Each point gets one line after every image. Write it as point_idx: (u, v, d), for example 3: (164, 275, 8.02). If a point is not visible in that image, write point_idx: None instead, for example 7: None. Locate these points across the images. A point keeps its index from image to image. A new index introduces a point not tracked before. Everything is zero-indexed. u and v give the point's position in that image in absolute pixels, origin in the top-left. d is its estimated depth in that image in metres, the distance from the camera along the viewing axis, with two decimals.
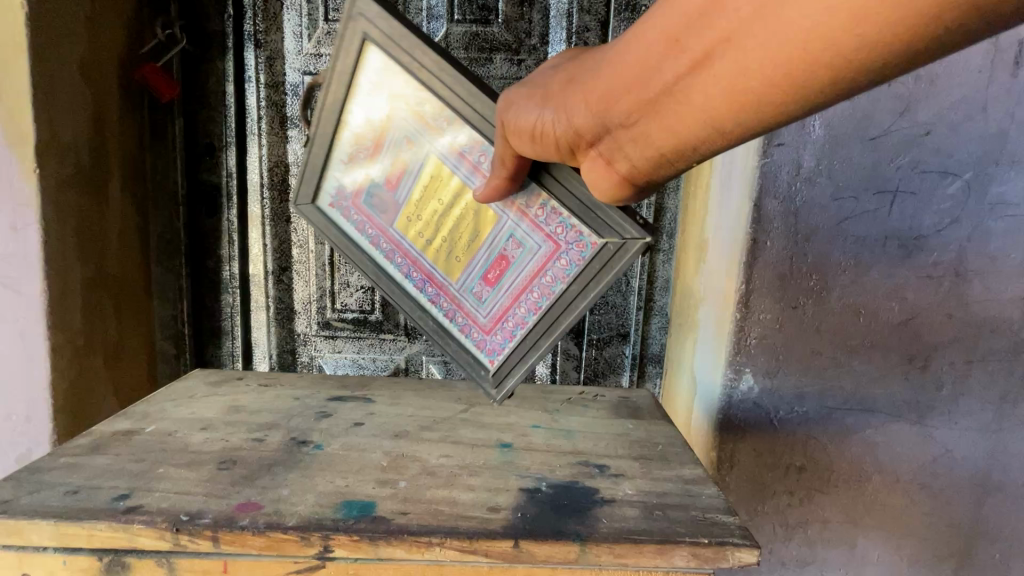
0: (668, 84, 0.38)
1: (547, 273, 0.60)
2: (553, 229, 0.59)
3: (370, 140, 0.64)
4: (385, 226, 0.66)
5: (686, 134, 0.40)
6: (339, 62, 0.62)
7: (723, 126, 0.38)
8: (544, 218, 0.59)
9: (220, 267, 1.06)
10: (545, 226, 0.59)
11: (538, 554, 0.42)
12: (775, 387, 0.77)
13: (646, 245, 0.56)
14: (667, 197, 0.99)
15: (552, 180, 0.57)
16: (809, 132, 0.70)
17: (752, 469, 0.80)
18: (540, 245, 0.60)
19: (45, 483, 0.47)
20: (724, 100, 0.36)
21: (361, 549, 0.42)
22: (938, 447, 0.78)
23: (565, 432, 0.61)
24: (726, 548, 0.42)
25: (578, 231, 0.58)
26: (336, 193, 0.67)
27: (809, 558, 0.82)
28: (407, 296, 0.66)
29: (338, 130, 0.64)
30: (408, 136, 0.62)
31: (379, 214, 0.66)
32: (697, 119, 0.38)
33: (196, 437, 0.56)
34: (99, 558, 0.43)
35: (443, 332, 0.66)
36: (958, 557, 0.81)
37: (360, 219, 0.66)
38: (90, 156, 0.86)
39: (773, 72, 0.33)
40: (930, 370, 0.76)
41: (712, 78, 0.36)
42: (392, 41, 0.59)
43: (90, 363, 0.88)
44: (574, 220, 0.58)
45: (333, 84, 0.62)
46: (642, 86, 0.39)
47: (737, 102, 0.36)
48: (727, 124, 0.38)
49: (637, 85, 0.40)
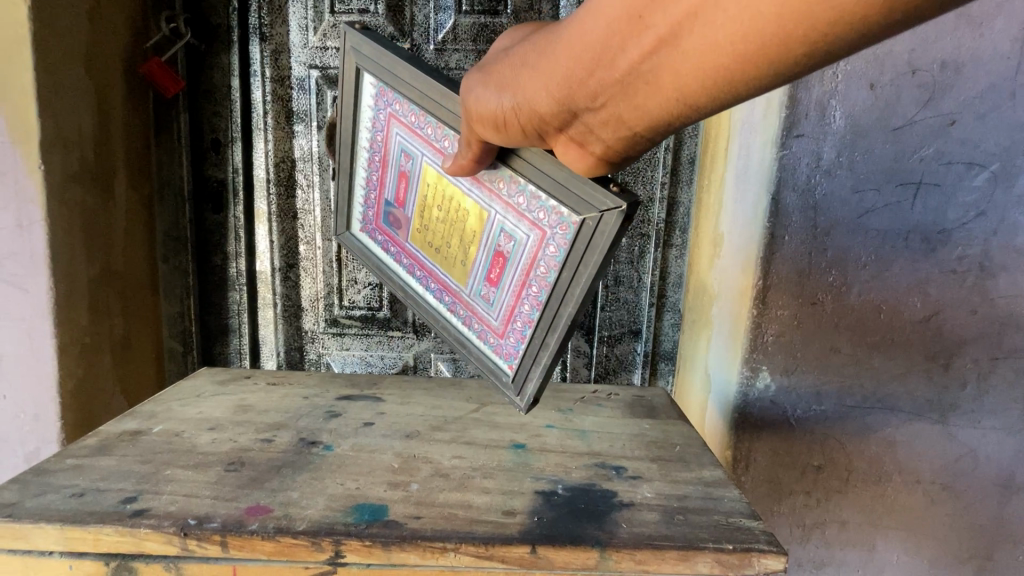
0: (631, 48, 0.34)
1: (540, 260, 0.54)
2: (517, 203, 0.53)
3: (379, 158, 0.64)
4: (403, 242, 0.65)
5: (654, 116, 0.37)
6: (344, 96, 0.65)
7: (695, 103, 0.35)
8: (524, 205, 0.53)
9: (227, 264, 1.04)
10: (528, 213, 0.53)
11: (556, 560, 0.41)
12: (792, 385, 0.75)
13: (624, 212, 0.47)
14: (680, 191, 0.97)
15: (518, 159, 0.51)
16: (829, 123, 0.68)
17: (768, 468, 0.78)
18: (528, 235, 0.54)
19: (50, 486, 0.46)
20: (693, 79, 0.33)
21: (374, 555, 0.41)
22: (962, 447, 0.75)
23: (580, 432, 0.59)
24: (751, 554, 0.41)
25: (558, 212, 0.51)
26: (363, 218, 0.69)
27: (827, 560, 0.80)
28: (430, 308, 0.65)
29: (354, 155, 0.66)
30: (405, 149, 0.61)
31: (396, 231, 0.65)
32: (667, 98, 0.35)
33: (204, 438, 0.55)
34: (105, 563, 0.42)
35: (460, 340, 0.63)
36: (981, 560, 0.79)
37: (384, 239, 0.67)
38: (95, 152, 0.85)
39: (745, 51, 0.30)
40: (953, 369, 0.73)
41: (681, 50, 0.32)
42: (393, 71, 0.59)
43: (97, 362, 0.87)
44: (551, 200, 0.51)
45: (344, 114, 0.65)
46: (601, 67, 0.36)
47: (707, 79, 0.33)
48: (695, 102, 0.35)
49: (599, 45, 0.35)
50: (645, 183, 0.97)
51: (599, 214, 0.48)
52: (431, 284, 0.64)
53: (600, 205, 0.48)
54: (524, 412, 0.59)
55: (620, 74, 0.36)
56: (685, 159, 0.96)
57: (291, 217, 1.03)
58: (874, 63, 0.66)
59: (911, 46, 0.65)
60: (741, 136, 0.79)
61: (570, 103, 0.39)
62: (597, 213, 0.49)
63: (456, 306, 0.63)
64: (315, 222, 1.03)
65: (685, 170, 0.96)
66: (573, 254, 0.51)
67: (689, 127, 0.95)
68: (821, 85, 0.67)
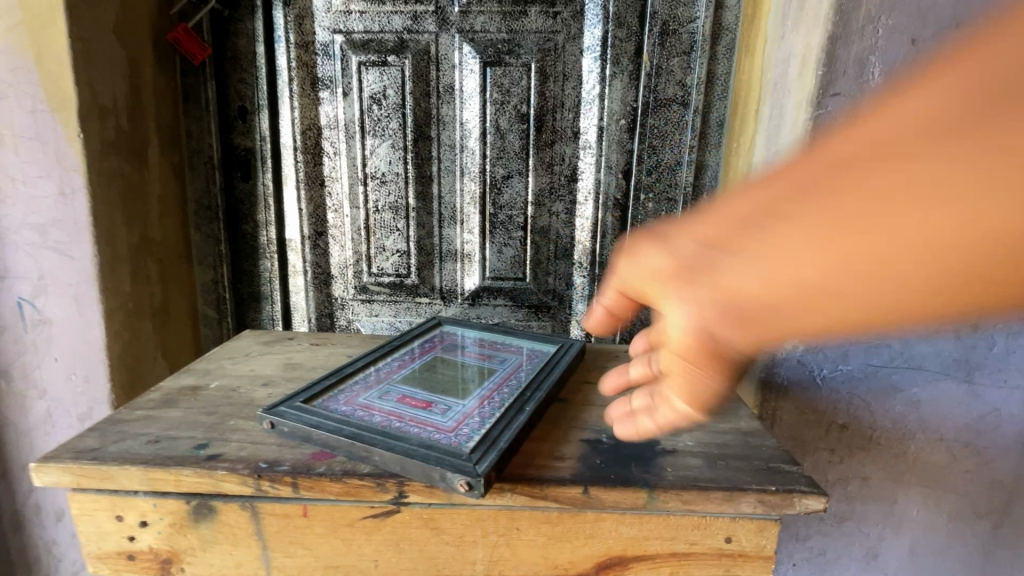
0: (750, 206, 0.29)
1: (420, 426, 0.47)
2: (482, 406, 0.51)
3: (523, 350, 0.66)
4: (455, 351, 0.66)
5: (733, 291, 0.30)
6: None
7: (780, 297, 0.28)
8: (481, 408, 0.51)
9: (258, 232, 1.06)
10: (471, 412, 0.50)
11: (606, 500, 0.43)
12: (820, 345, 0.77)
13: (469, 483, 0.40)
14: (709, 154, 0.96)
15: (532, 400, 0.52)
16: (868, 80, 0.67)
17: (794, 426, 0.80)
18: (446, 420, 0.48)
19: (126, 433, 0.49)
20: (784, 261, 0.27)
21: (435, 495, 0.43)
22: (987, 405, 0.77)
23: (617, 387, 0.62)
24: (793, 495, 0.43)
25: (471, 434, 0.46)
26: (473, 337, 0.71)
27: (848, 514, 0.83)
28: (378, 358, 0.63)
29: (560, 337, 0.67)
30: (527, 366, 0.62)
31: (463, 347, 0.67)
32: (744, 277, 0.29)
33: (260, 394, 0.58)
34: (186, 501, 0.45)
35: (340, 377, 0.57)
36: (1000, 514, 0.81)
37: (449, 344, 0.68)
38: (129, 121, 0.87)
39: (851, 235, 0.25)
40: (982, 328, 0.74)
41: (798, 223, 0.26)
42: None
43: (141, 326, 0.91)
44: (483, 427, 0.47)
45: None
46: (731, 215, 0.30)
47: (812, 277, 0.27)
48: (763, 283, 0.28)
49: (744, 203, 0.30)
50: (672, 147, 0.96)
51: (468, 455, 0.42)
52: (400, 360, 0.63)
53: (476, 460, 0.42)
54: (263, 411, 0.49)
55: (740, 214, 0.30)
56: (714, 121, 0.95)
57: (319, 185, 1.04)
58: (917, 18, 0.64)
59: None
60: (773, 97, 0.78)
61: (691, 243, 0.33)
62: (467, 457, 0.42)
63: (380, 373, 0.59)
64: (342, 190, 1.04)
65: (714, 133, 0.95)
66: (420, 445, 0.44)
67: (719, 89, 0.94)
68: (861, 41, 0.66)
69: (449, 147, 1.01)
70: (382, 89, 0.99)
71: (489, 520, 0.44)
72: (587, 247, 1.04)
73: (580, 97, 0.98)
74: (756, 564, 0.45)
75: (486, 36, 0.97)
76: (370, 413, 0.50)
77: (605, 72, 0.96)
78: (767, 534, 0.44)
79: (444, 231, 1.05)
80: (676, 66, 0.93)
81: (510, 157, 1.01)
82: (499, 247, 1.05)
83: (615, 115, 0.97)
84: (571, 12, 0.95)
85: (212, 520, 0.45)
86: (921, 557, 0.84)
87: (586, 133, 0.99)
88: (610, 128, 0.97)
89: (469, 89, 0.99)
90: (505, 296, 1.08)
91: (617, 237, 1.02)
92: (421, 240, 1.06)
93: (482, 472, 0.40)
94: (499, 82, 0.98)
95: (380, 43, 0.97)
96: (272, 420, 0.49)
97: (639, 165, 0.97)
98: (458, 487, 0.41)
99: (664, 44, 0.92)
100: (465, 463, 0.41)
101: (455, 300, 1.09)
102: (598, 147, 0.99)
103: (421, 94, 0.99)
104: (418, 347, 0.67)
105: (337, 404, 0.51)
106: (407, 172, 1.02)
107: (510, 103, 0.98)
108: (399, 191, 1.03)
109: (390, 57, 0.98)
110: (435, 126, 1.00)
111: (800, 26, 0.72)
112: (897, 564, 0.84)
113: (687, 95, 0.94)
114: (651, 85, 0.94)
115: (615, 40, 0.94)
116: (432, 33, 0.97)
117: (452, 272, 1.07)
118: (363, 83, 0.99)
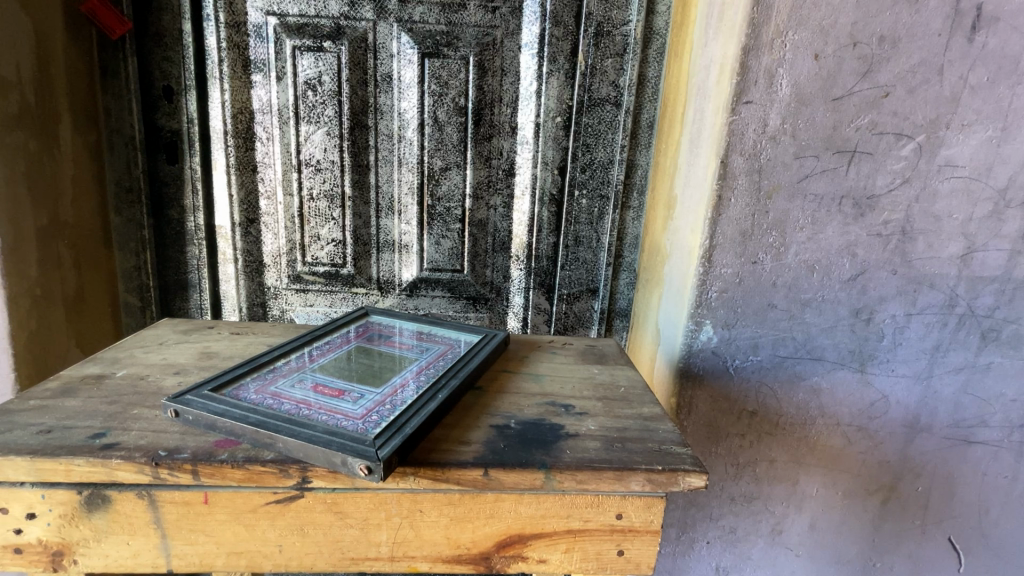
0: None
1: (330, 413, 0.48)
2: (394, 392, 0.52)
3: (448, 341, 0.67)
4: (378, 342, 0.67)
5: None
6: (562, 372, 0.66)
7: None
8: (393, 395, 0.52)
9: (185, 218, 1.02)
10: (382, 399, 0.51)
11: (505, 481, 0.47)
12: (732, 337, 0.82)
13: (371, 467, 0.41)
14: (639, 153, 1.00)
15: (447, 386, 0.54)
16: (775, 91, 0.71)
17: (708, 414, 0.85)
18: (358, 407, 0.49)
19: (17, 423, 0.49)
20: None
21: (339, 480, 0.46)
22: (877, 393, 0.84)
23: (535, 376, 0.64)
24: (677, 474, 0.47)
25: (379, 420, 0.47)
26: (401, 328, 0.71)
27: (755, 494, 0.89)
28: (301, 345, 0.63)
29: (484, 334, 0.69)
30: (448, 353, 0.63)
31: (389, 337, 0.68)
32: None
33: (168, 380, 0.59)
34: (78, 492, 0.47)
35: (256, 365, 0.57)
36: (887, 491, 0.89)
37: (375, 334, 0.69)
38: (37, 96, 0.82)
39: None
40: (873, 322, 0.81)
41: None
42: (557, 390, 0.61)
43: (51, 313, 0.85)
44: (393, 413, 0.48)
45: (558, 368, 0.67)
46: None
47: None
48: None
49: None
50: (605, 146, 0.99)
51: (375, 441, 0.43)
52: (323, 349, 0.63)
53: (382, 446, 0.43)
54: (169, 399, 0.49)
55: None
56: (645, 123, 0.99)
57: (250, 170, 1.01)
58: (819, 35, 0.69)
59: (854, 19, 0.69)
60: (696, 101, 0.82)
61: None
62: (374, 443, 0.43)
63: (299, 361, 0.60)
64: (276, 177, 1.02)
65: (644, 134, 1.00)
66: (328, 433, 0.44)
67: (649, 91, 0.98)
68: (770, 54, 0.70)
69: (387, 137, 1.01)
70: (318, 75, 0.97)
71: (392, 503, 0.49)
72: (523, 241, 1.05)
73: (518, 92, 0.99)
74: (645, 538, 0.51)
75: (424, 27, 0.96)
76: (280, 401, 0.50)
77: (542, 70, 0.97)
78: (654, 510, 0.50)
79: (382, 221, 1.05)
80: (609, 66, 0.96)
81: (448, 149, 1.02)
82: (437, 238, 1.06)
83: (551, 112, 0.98)
84: (510, 8, 0.96)
85: (106, 510, 0.48)
86: (819, 532, 0.91)
87: (524, 129, 1.01)
88: (547, 125, 0.99)
89: (407, 79, 0.98)
90: (442, 287, 1.09)
91: (553, 232, 1.04)
92: (358, 230, 1.05)
93: (383, 457, 0.41)
94: (438, 74, 0.98)
95: (315, 28, 0.95)
96: (180, 409, 0.48)
97: (574, 162, 1.00)
98: (358, 471, 0.42)
99: (598, 45, 0.95)
100: (367, 448, 0.42)
101: (393, 291, 1.09)
102: (535, 144, 1.01)
103: (359, 83, 0.98)
104: (342, 336, 0.68)
105: (249, 394, 0.51)
106: (343, 161, 1.01)
107: (448, 96, 0.99)
108: (335, 179, 1.02)
109: (325, 43, 0.96)
110: (373, 115, 1.00)
111: (719, 35, 0.76)
112: (798, 539, 0.91)
113: (619, 96, 0.97)
114: (586, 85, 0.96)
115: (552, 38, 0.96)
116: (370, 21, 0.96)
117: (390, 262, 1.07)
118: (297, 68, 0.97)
